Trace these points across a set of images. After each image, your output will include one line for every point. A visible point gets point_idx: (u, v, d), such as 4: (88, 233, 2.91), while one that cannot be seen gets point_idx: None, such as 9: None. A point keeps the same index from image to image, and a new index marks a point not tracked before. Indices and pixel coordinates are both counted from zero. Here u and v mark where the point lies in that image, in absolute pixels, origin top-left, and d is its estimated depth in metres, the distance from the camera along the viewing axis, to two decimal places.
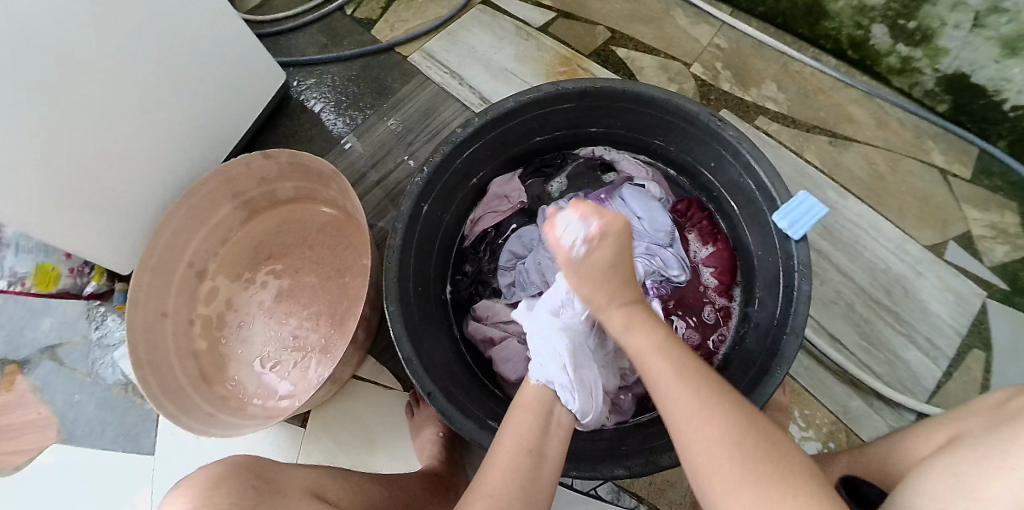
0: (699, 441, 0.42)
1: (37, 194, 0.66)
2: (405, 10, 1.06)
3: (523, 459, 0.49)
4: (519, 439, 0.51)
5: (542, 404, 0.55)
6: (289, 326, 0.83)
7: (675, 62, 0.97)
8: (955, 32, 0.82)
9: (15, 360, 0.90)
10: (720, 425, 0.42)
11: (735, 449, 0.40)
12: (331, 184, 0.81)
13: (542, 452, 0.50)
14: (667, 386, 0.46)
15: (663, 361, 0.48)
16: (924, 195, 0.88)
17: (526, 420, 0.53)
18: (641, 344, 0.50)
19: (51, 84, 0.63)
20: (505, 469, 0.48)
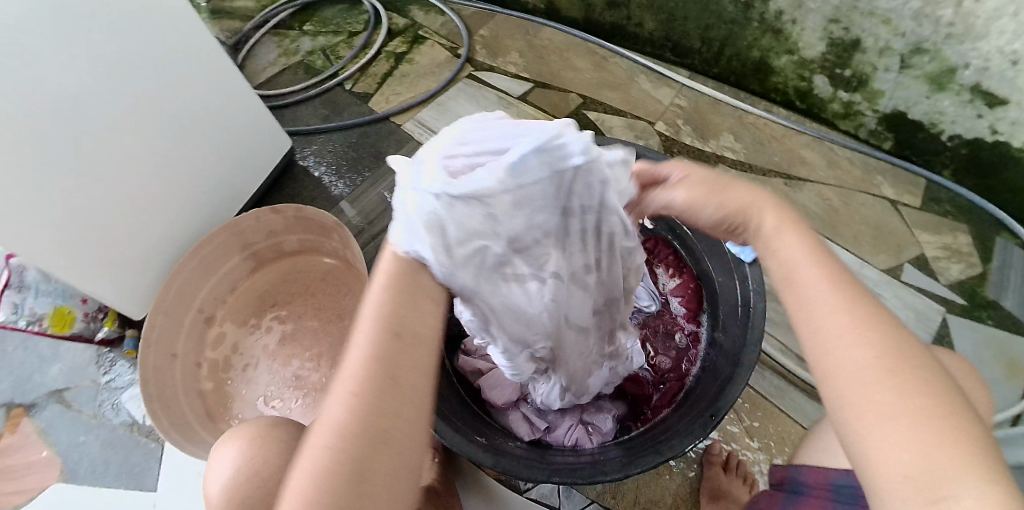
0: (822, 329, 0.37)
1: (60, 236, 0.73)
2: (399, 84, 1.19)
3: (395, 357, 0.35)
4: (386, 326, 0.35)
5: (414, 273, 0.38)
6: (291, 368, 0.88)
7: (640, 121, 1.09)
8: (887, 74, 0.93)
9: (21, 404, 0.94)
10: (861, 317, 0.36)
11: (867, 340, 0.35)
12: (332, 235, 0.89)
13: (416, 345, 0.36)
14: (794, 271, 0.40)
15: (797, 244, 0.41)
16: (877, 222, 0.96)
17: (388, 307, 0.36)
18: (773, 236, 0.42)
19: (96, 135, 0.73)
20: (358, 376, 0.34)
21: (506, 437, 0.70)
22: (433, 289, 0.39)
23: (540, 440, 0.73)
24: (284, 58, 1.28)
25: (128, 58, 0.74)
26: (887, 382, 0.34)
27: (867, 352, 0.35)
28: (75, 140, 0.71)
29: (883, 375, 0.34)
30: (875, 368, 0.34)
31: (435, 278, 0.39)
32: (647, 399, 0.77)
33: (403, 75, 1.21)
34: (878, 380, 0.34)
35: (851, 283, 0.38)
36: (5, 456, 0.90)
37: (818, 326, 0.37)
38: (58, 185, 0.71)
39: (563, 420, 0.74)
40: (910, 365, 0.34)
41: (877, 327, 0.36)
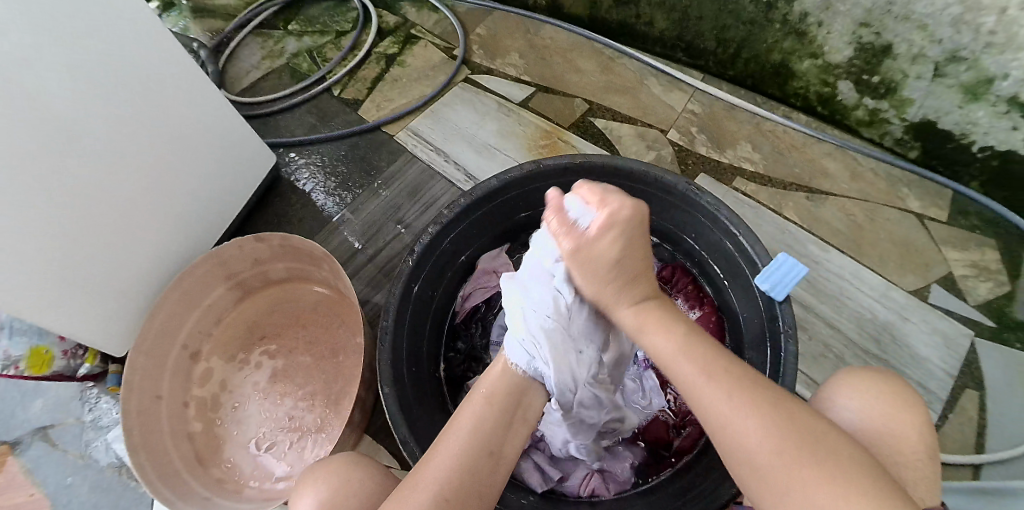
0: (718, 410, 0.46)
1: (27, 279, 0.66)
2: (390, 89, 1.11)
3: (481, 456, 0.49)
4: (482, 422, 0.52)
5: (515, 386, 0.55)
6: (284, 407, 0.84)
7: (652, 129, 1.02)
8: (918, 82, 0.86)
9: (3, 443, 0.91)
10: (748, 397, 0.46)
11: (759, 416, 0.44)
12: (321, 264, 0.83)
13: (501, 450, 0.51)
14: (674, 359, 0.50)
15: (665, 339, 0.51)
16: (903, 240, 0.91)
17: (489, 410, 0.53)
18: (649, 327, 0.52)
19: (60, 174, 0.67)
20: (456, 464, 0.48)
21: (515, 490, 0.64)
22: (526, 405, 0.55)
23: (552, 490, 0.70)
24: (269, 62, 1.19)
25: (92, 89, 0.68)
26: (784, 449, 0.43)
27: (758, 423, 0.44)
28: (39, 183, 0.65)
29: (775, 440, 0.43)
30: (774, 439, 0.43)
31: (528, 388, 0.56)
32: (667, 445, 0.73)
33: (394, 79, 1.12)
34: (776, 452, 0.43)
35: (727, 369, 0.48)
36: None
37: (711, 403, 0.46)
38: (25, 229, 0.65)
39: (576, 469, 0.71)
40: (801, 429, 0.44)
41: (762, 405, 0.45)
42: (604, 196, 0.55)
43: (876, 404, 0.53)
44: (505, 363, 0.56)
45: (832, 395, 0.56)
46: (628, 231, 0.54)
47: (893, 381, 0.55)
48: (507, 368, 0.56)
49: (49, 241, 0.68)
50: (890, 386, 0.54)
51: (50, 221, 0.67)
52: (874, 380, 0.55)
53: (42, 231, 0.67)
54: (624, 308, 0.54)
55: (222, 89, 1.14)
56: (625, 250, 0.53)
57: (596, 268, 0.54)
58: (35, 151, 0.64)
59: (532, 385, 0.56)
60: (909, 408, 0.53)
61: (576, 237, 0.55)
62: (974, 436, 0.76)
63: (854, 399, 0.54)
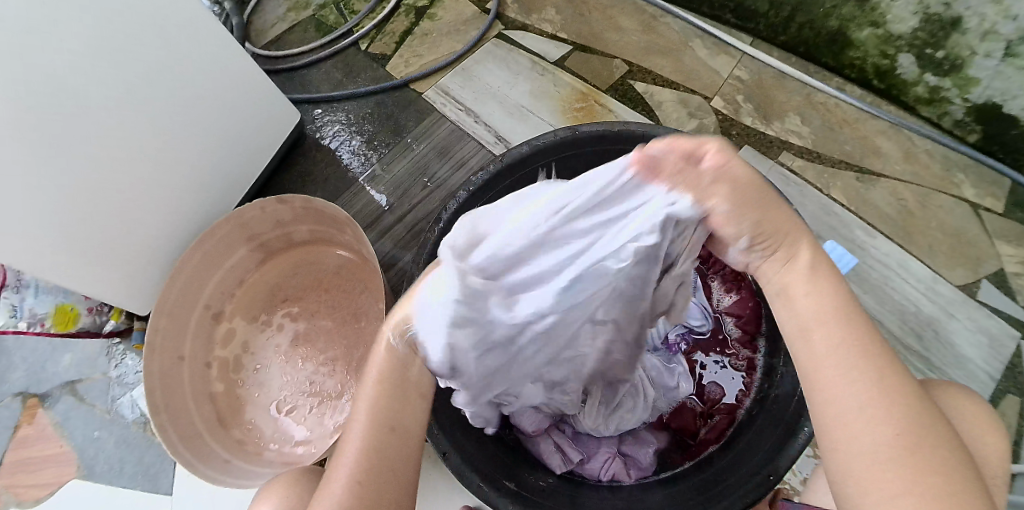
0: (844, 399, 0.36)
1: (34, 236, 0.65)
2: (420, 44, 1.05)
3: (384, 439, 0.44)
4: (376, 404, 0.45)
5: (403, 360, 0.46)
6: (305, 372, 0.84)
7: (695, 96, 0.95)
8: (986, 61, 0.79)
9: (36, 394, 0.94)
10: (885, 392, 0.36)
11: (887, 413, 0.35)
12: (345, 229, 0.80)
13: (406, 424, 0.45)
14: (809, 333, 0.39)
15: (814, 303, 0.39)
16: (955, 230, 0.86)
17: (382, 390, 0.45)
18: (791, 291, 0.40)
19: (80, 136, 0.66)
20: (359, 458, 0.42)
21: (535, 471, 0.67)
22: (420, 371, 0.48)
23: (572, 471, 0.69)
24: (295, 14, 1.12)
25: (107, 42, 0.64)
26: (904, 453, 0.35)
27: (888, 425, 0.35)
28: (58, 145, 0.63)
29: (898, 444, 0.35)
30: (895, 442, 0.35)
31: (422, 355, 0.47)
32: (693, 432, 0.73)
33: (422, 33, 1.06)
34: (893, 452, 0.35)
35: (884, 352, 0.37)
36: (24, 447, 0.91)
37: (838, 391, 0.37)
38: (43, 191, 0.63)
39: (598, 451, 0.70)
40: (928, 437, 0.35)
41: (897, 401, 0.36)
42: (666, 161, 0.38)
43: (971, 423, 0.50)
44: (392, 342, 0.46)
45: (937, 396, 0.52)
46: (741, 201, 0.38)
47: (984, 405, 0.53)
48: (391, 346, 0.46)
49: (68, 204, 0.67)
50: (982, 407, 0.52)
51: (68, 184, 0.66)
52: (970, 401, 0.52)
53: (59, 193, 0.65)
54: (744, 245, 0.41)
55: (245, 43, 1.08)
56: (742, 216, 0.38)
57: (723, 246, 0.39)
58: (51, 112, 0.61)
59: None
60: (994, 436, 0.51)
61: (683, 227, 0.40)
62: (1013, 446, 0.75)
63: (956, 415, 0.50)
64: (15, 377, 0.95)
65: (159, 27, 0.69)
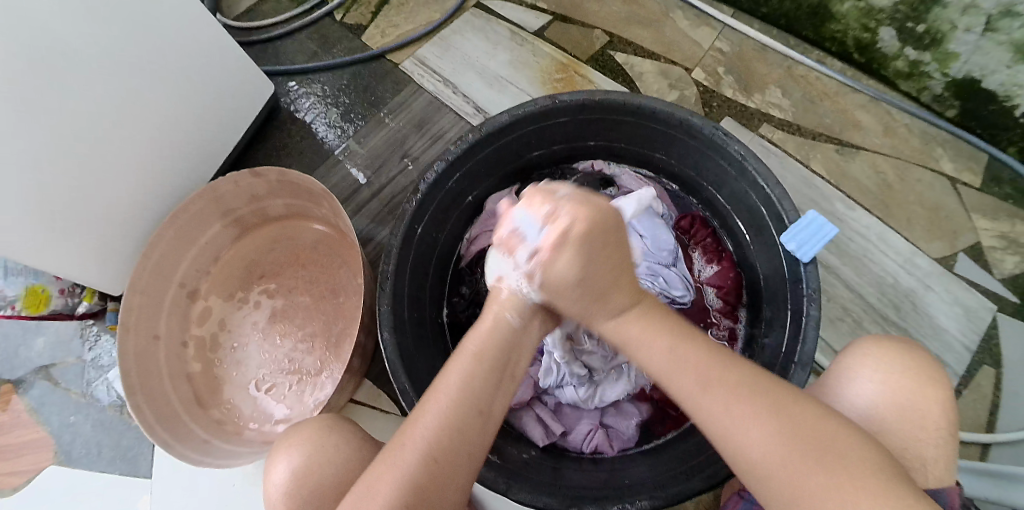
0: (716, 418, 0.41)
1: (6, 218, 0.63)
2: (396, 15, 1.02)
3: (469, 414, 0.44)
4: (469, 379, 0.45)
5: (506, 341, 0.48)
6: (284, 349, 0.83)
7: (676, 67, 0.95)
8: (966, 36, 0.79)
9: (10, 380, 0.92)
10: (749, 396, 0.40)
11: (761, 420, 0.39)
12: (322, 203, 0.79)
13: (492, 408, 0.45)
14: (671, 372, 0.44)
15: (658, 346, 0.45)
16: (933, 203, 0.87)
17: (479, 366, 0.46)
18: (635, 338, 0.46)
19: (44, 108, 0.63)
20: (441, 424, 0.43)
21: (517, 444, 0.66)
22: (517, 354, 0.49)
23: (555, 444, 0.70)
24: None
25: (69, 10, 0.62)
26: (793, 456, 0.38)
27: (762, 430, 0.39)
28: (20, 118, 0.61)
29: (783, 449, 0.38)
30: (780, 446, 0.39)
31: (521, 343, 0.49)
32: (675, 404, 0.72)
33: (400, 4, 1.03)
34: (781, 459, 0.38)
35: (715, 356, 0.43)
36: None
37: (705, 412, 0.41)
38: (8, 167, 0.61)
39: (579, 423, 0.70)
40: (805, 431, 0.39)
41: (767, 406, 0.40)
42: (554, 207, 0.45)
43: (901, 381, 0.50)
44: (499, 317, 0.49)
45: (850, 368, 0.52)
46: (592, 245, 0.44)
47: (911, 353, 0.52)
48: (501, 320, 0.49)
49: (36, 181, 0.65)
50: (904, 361, 0.51)
51: (33, 159, 0.63)
52: (892, 359, 0.51)
53: (22, 169, 0.63)
54: (605, 320, 0.47)
55: (218, 14, 1.05)
56: (588, 266, 0.44)
57: (561, 290, 0.46)
58: (11, 85, 0.59)
59: (533, 325, 0.50)
60: (933, 384, 0.50)
61: (538, 259, 0.46)
62: (987, 416, 0.77)
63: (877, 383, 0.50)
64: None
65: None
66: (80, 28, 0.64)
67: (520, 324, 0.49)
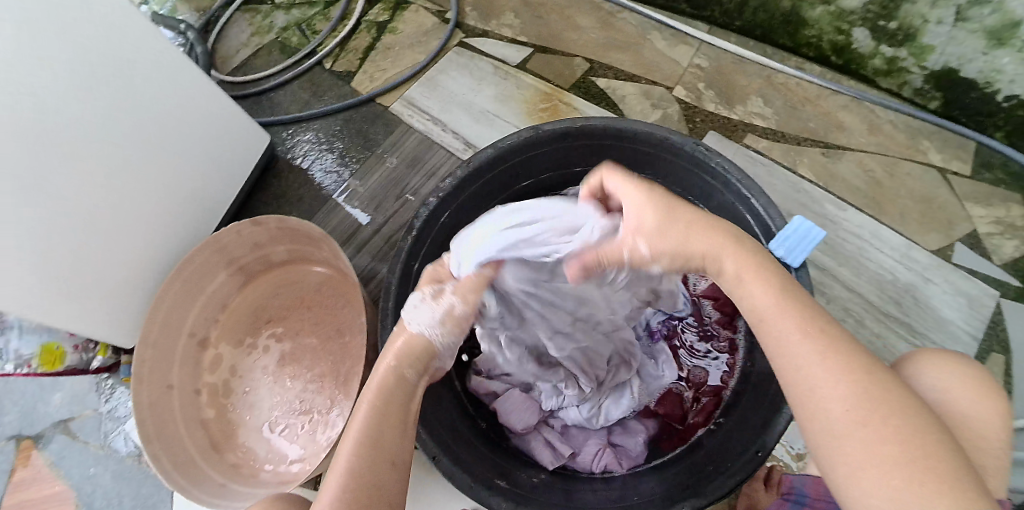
0: (810, 370, 0.39)
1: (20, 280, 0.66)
2: (384, 59, 1.06)
3: (377, 466, 0.45)
4: (373, 431, 0.47)
5: (398, 387, 0.50)
6: (295, 390, 0.84)
7: (657, 87, 0.97)
8: (938, 27, 0.81)
9: (29, 435, 0.94)
10: (838, 359, 0.39)
11: (852, 380, 0.38)
12: (321, 245, 0.81)
13: (399, 454, 0.47)
14: (773, 316, 0.42)
15: (763, 292, 0.43)
16: (924, 195, 0.88)
17: (379, 417, 0.48)
18: (746, 278, 0.44)
19: (54, 171, 0.67)
20: (348, 481, 0.44)
21: (525, 469, 0.67)
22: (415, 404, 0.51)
23: (564, 466, 0.70)
24: (259, 38, 1.14)
25: (71, 77, 0.66)
26: (874, 421, 0.37)
27: (845, 388, 0.38)
28: (29, 185, 0.64)
29: (862, 410, 0.37)
30: (855, 406, 0.38)
31: (414, 386, 0.52)
32: (681, 419, 0.73)
33: (387, 48, 1.07)
34: (863, 424, 0.37)
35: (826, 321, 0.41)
36: (20, 490, 0.91)
37: (802, 362, 0.40)
38: (19, 232, 0.64)
39: (586, 444, 0.71)
40: (887, 399, 0.38)
41: (856, 366, 0.39)
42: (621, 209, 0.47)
43: (965, 391, 0.51)
44: (388, 368, 0.50)
45: (928, 369, 0.53)
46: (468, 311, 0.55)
47: (977, 367, 0.53)
48: (394, 366, 0.51)
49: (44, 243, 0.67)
50: (964, 372, 0.52)
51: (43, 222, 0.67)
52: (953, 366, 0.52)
53: (30, 234, 0.66)
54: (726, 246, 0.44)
55: (213, 71, 1.09)
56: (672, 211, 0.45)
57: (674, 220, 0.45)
58: (21, 154, 0.62)
59: (421, 377, 0.52)
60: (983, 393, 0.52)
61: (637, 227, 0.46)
62: None
63: (937, 384, 0.52)
64: (7, 421, 0.96)
65: (120, 61, 0.71)
66: (83, 93, 0.68)
67: (414, 377, 0.51)
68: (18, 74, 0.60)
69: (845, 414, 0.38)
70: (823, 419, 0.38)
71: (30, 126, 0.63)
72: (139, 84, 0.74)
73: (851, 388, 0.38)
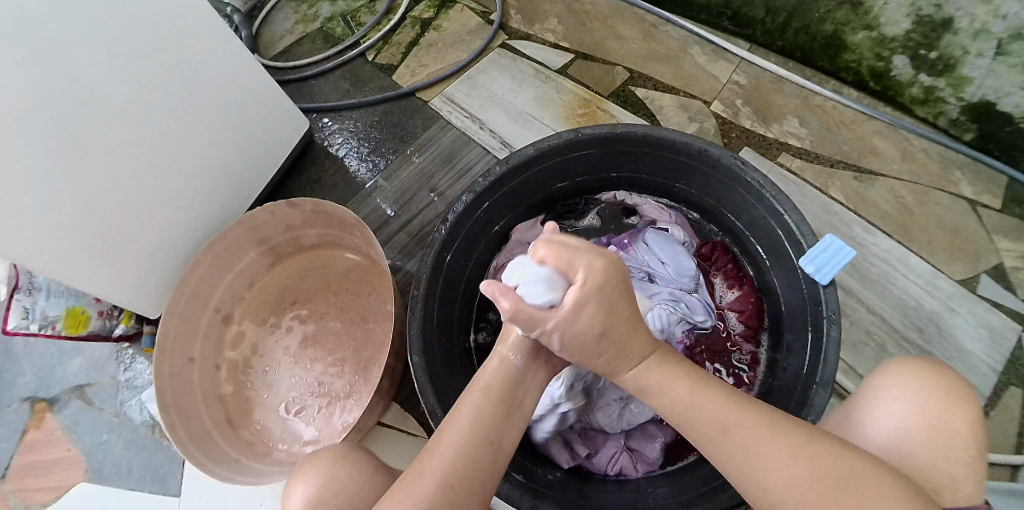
0: (757, 457, 0.43)
1: (55, 241, 0.67)
2: (425, 54, 1.08)
3: (481, 444, 0.47)
4: (481, 412, 0.48)
5: (511, 376, 0.51)
6: (314, 372, 0.85)
7: (695, 100, 0.98)
8: (978, 60, 0.81)
9: (45, 398, 0.96)
10: (781, 437, 0.43)
11: (789, 461, 0.42)
12: (354, 231, 0.83)
13: (501, 440, 0.48)
14: (685, 404, 0.47)
15: (677, 380, 0.48)
16: (953, 226, 0.88)
17: (487, 401, 0.49)
18: (655, 381, 0.49)
19: (92, 136, 0.68)
20: (453, 453, 0.46)
21: (543, 466, 0.68)
22: (526, 392, 0.52)
23: (579, 466, 0.70)
24: (302, 26, 1.15)
25: (123, 47, 0.67)
26: (824, 496, 0.40)
27: (792, 471, 0.42)
28: (70, 149, 0.66)
29: (814, 494, 0.41)
30: (808, 489, 0.41)
31: (527, 378, 0.52)
32: None
33: (429, 44, 1.09)
34: (816, 499, 0.40)
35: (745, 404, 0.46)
36: (33, 451, 0.93)
37: (745, 456, 0.44)
38: (57, 195, 0.66)
39: (604, 447, 0.71)
40: (835, 469, 0.41)
41: (797, 443, 0.43)
42: (569, 256, 0.47)
43: (930, 405, 0.50)
44: (501, 359, 0.52)
45: (887, 390, 0.52)
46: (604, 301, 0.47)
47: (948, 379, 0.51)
48: (505, 358, 0.52)
49: (82, 207, 0.69)
50: (950, 389, 0.50)
51: (81, 186, 0.68)
52: (924, 376, 0.51)
53: (69, 197, 0.67)
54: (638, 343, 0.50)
55: (256, 55, 1.11)
56: (606, 319, 0.47)
57: (583, 345, 0.48)
58: (62, 118, 0.64)
59: (535, 364, 0.53)
60: (958, 403, 0.49)
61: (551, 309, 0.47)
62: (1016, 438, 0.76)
63: (908, 399, 0.51)
64: (24, 382, 0.97)
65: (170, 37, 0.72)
66: (131, 65, 0.69)
67: (522, 363, 0.52)
68: (70, 41, 0.62)
69: (801, 486, 0.41)
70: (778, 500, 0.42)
71: (76, 93, 0.64)
72: (185, 58, 0.75)
73: (796, 468, 0.42)
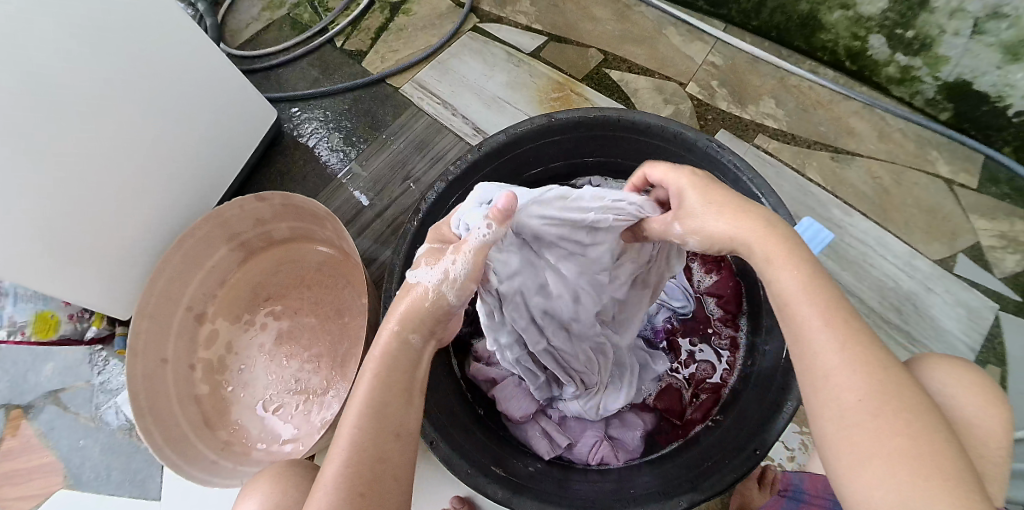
0: (831, 363, 0.38)
1: (16, 245, 0.65)
2: (395, 40, 1.05)
3: (381, 440, 0.43)
4: (377, 405, 0.44)
5: (404, 356, 0.47)
6: (290, 369, 0.84)
7: (670, 82, 0.96)
8: (955, 39, 0.80)
9: (19, 405, 0.93)
10: (860, 350, 0.38)
11: (865, 373, 0.37)
12: (325, 224, 0.81)
13: (407, 429, 0.45)
14: (796, 300, 0.41)
15: (793, 272, 0.42)
16: (931, 206, 0.88)
17: (385, 391, 0.45)
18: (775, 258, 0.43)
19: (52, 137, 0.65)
20: (353, 455, 0.42)
21: (522, 458, 0.67)
22: (422, 371, 0.49)
23: (560, 456, 0.70)
24: (269, 13, 1.12)
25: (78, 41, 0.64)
26: (883, 413, 0.36)
27: (863, 384, 0.37)
28: (27, 151, 0.63)
29: (876, 401, 0.36)
30: (873, 399, 0.36)
31: (422, 357, 0.49)
32: (679, 414, 0.73)
33: (399, 29, 1.06)
34: (873, 413, 0.36)
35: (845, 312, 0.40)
36: (8, 459, 0.90)
37: (818, 350, 0.39)
38: (16, 199, 0.63)
39: (585, 435, 0.71)
40: (903, 392, 0.37)
41: (872, 360, 0.38)
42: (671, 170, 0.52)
43: (968, 394, 0.50)
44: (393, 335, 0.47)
45: (934, 376, 0.51)
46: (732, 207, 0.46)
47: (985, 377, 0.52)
48: (399, 340, 0.47)
49: (40, 210, 0.66)
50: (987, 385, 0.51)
51: (42, 189, 0.65)
52: (966, 371, 0.51)
53: (28, 201, 0.64)
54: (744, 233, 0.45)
55: (221, 44, 1.07)
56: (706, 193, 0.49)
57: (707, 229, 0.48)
58: (16, 119, 0.61)
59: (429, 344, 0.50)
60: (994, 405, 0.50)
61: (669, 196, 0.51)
62: None
63: (950, 384, 0.50)
64: None
65: (128, 30, 0.69)
66: (88, 61, 0.66)
67: (421, 342, 0.49)
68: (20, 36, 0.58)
69: (864, 399, 0.37)
70: (836, 409, 0.37)
71: (30, 93, 0.61)
72: (143, 51, 0.72)
73: (869, 376, 0.37)
